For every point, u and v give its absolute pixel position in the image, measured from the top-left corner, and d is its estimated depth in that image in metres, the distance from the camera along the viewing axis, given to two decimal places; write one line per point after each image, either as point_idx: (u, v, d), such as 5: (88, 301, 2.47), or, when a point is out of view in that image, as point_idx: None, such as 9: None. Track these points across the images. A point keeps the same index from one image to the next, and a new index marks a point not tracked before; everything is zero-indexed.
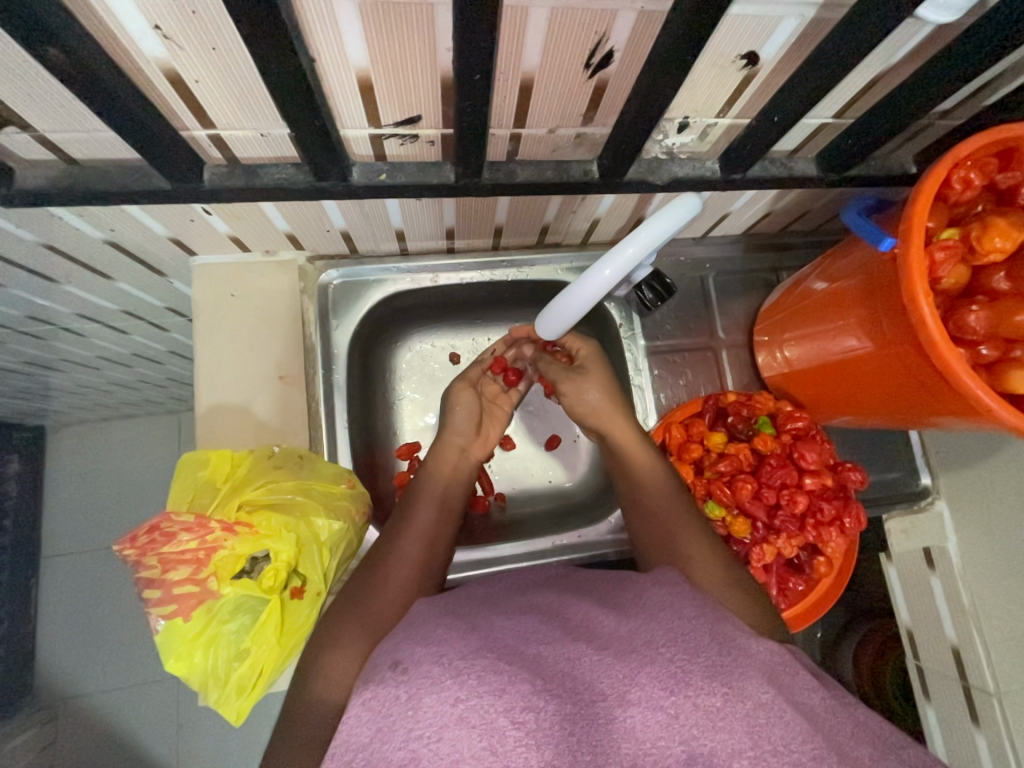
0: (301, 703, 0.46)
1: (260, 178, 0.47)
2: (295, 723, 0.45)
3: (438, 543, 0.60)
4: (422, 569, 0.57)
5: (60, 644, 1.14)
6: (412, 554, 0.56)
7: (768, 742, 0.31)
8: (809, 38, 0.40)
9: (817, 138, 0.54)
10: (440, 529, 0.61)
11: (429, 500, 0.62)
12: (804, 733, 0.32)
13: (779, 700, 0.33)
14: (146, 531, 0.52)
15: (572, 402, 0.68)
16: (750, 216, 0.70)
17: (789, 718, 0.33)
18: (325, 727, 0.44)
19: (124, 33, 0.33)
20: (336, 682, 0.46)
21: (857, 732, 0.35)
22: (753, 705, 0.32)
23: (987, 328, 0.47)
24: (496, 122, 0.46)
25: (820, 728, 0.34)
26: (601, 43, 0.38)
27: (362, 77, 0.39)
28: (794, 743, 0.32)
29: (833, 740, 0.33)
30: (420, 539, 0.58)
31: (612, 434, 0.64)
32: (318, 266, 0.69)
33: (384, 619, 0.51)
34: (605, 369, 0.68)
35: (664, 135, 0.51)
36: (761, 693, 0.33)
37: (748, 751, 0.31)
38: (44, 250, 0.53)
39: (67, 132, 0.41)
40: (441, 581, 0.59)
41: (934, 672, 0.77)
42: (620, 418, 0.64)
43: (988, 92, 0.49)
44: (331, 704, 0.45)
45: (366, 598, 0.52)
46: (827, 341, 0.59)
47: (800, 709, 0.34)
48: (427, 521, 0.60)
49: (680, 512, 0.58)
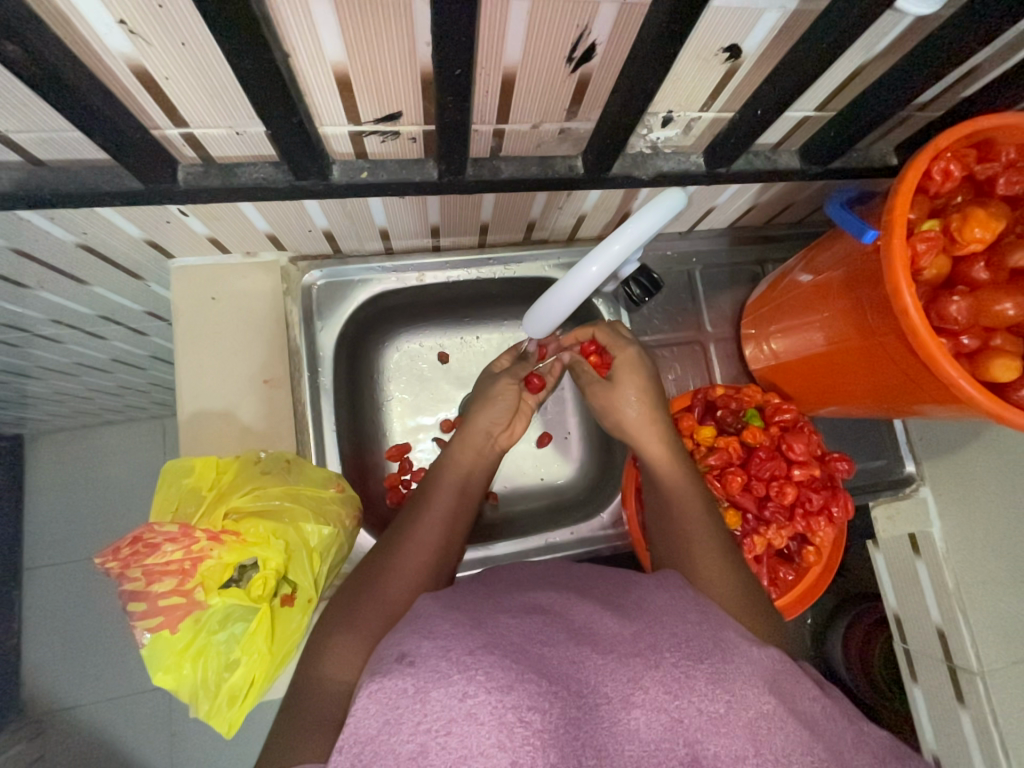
0: (305, 688, 0.45)
1: (237, 178, 0.46)
2: (292, 715, 0.43)
3: (456, 528, 0.60)
4: (437, 555, 0.56)
5: (45, 656, 1.12)
6: (427, 540, 0.56)
7: (772, 752, 0.32)
8: (794, 29, 0.40)
9: (800, 131, 0.54)
10: (460, 516, 0.61)
11: (451, 485, 0.62)
12: (805, 745, 0.32)
13: (781, 710, 0.33)
14: (128, 543, 0.51)
15: (604, 405, 0.65)
16: (736, 209, 0.70)
17: (791, 729, 0.33)
18: (335, 708, 0.42)
19: (88, 29, 0.32)
20: (346, 664, 0.45)
21: (858, 741, 0.35)
22: (755, 714, 0.32)
23: (968, 318, 0.48)
24: (479, 117, 0.45)
25: (822, 736, 0.34)
26: (583, 36, 0.38)
27: (339, 72, 0.38)
28: (795, 754, 0.32)
29: (832, 747, 0.33)
30: (440, 523, 0.58)
31: (640, 435, 0.62)
32: (300, 267, 0.67)
33: (399, 602, 0.50)
34: (655, 375, 0.65)
35: (648, 130, 0.51)
36: (763, 702, 0.33)
37: (752, 757, 0.31)
38: (14, 255, 0.52)
39: (33, 132, 0.39)
40: (452, 578, 0.57)
41: (921, 656, 0.79)
42: (659, 425, 0.62)
43: (967, 83, 0.49)
44: (334, 690, 0.44)
45: (382, 580, 0.51)
46: (812, 333, 0.60)
47: (801, 719, 0.34)
48: (448, 506, 0.60)
49: (701, 523, 0.56)
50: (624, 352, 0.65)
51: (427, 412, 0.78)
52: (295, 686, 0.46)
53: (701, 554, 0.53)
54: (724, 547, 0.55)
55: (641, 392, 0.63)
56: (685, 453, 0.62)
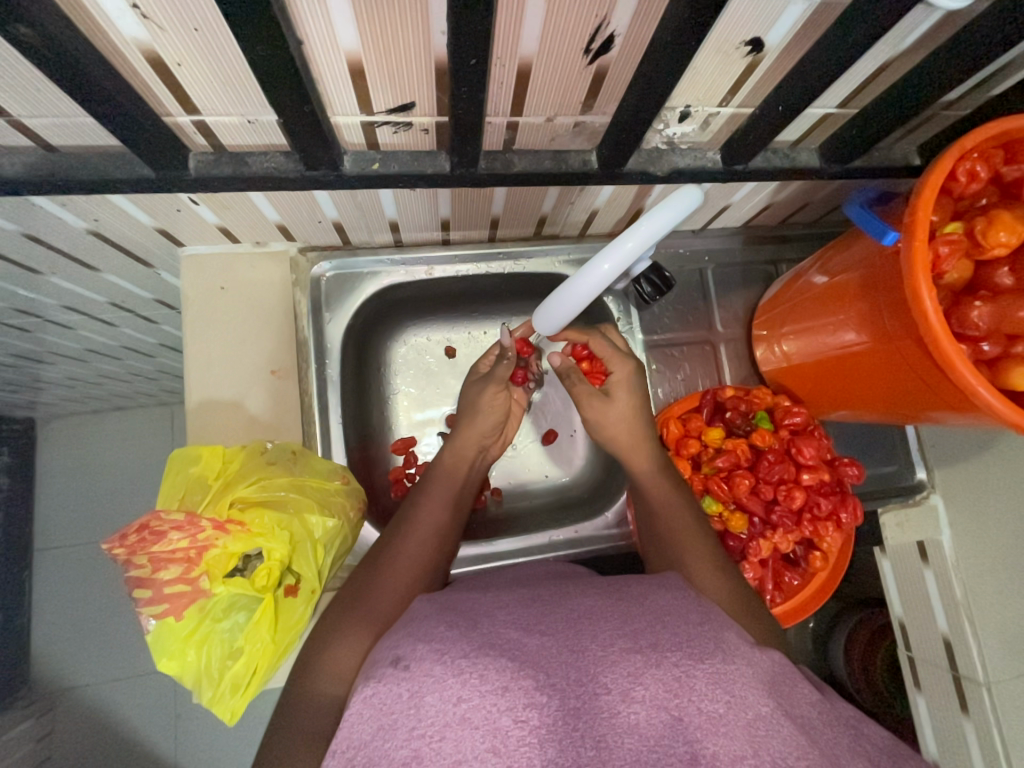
0: (305, 692, 0.45)
1: (248, 167, 0.46)
2: (291, 717, 0.44)
3: (448, 535, 0.60)
4: (431, 559, 0.56)
5: (54, 637, 1.14)
6: (418, 546, 0.56)
7: (767, 753, 0.31)
8: (817, 24, 0.39)
9: (821, 128, 0.53)
10: (452, 524, 0.61)
11: (446, 492, 0.61)
12: (802, 750, 0.31)
13: (778, 714, 0.33)
14: (136, 530, 0.51)
15: (599, 421, 0.65)
16: (750, 208, 0.69)
17: (786, 732, 0.32)
18: (325, 721, 0.43)
19: (100, 13, 0.32)
20: (339, 672, 0.45)
21: (853, 745, 0.34)
22: (753, 715, 0.32)
23: (989, 324, 0.47)
24: (492, 110, 0.44)
25: (816, 741, 0.33)
26: (601, 27, 0.37)
27: (352, 60, 0.37)
28: (792, 755, 0.31)
29: (828, 752, 0.32)
30: (431, 531, 0.58)
31: (626, 447, 0.63)
32: (310, 257, 0.67)
33: (389, 610, 0.50)
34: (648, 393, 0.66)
35: (665, 125, 0.50)
36: (761, 705, 0.32)
37: (750, 757, 0.30)
38: (27, 241, 0.52)
39: (45, 118, 0.39)
40: (444, 580, 0.58)
41: (925, 664, 0.78)
42: (644, 438, 0.64)
43: (995, 82, 0.48)
44: (326, 698, 0.44)
45: (374, 585, 0.52)
46: (826, 336, 0.59)
47: (796, 722, 0.33)
48: (443, 514, 0.60)
49: (691, 533, 0.57)
50: (621, 367, 0.65)
51: (434, 406, 0.77)
52: (300, 683, 0.46)
53: (695, 560, 0.53)
54: (715, 552, 0.56)
55: (633, 408, 0.64)
56: (671, 469, 0.64)
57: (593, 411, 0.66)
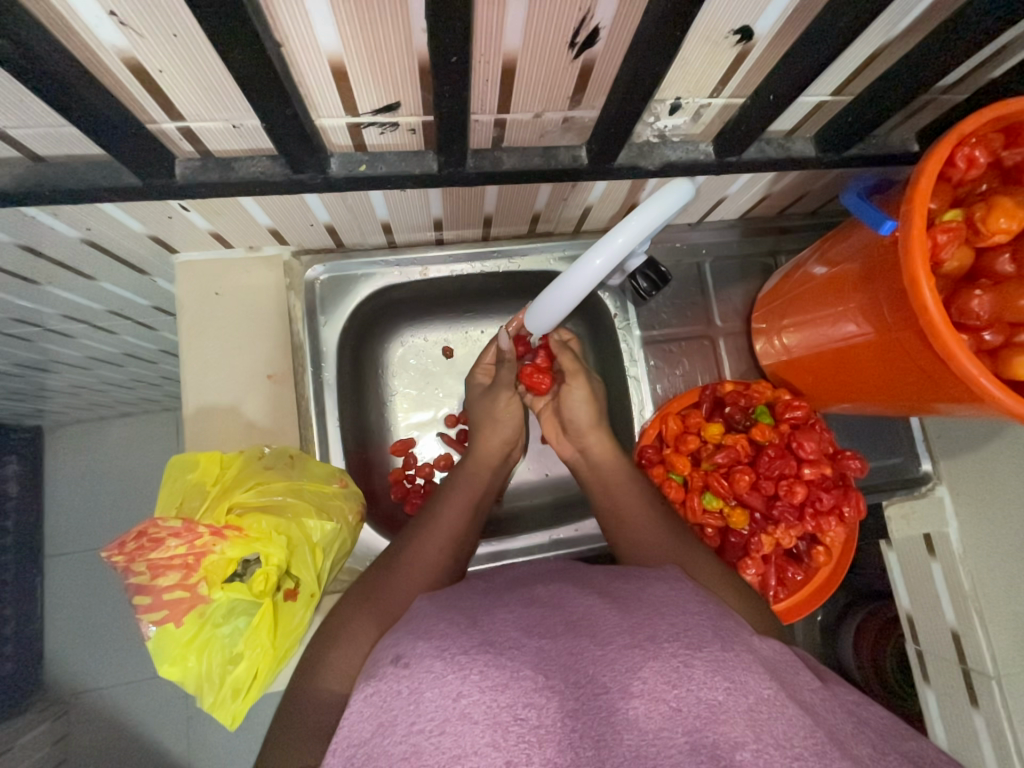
0: (307, 694, 0.46)
1: (235, 172, 0.46)
2: (286, 728, 0.44)
3: (465, 542, 0.59)
4: (450, 558, 0.56)
5: (66, 642, 1.15)
6: (427, 555, 0.55)
7: (772, 735, 0.30)
8: (806, 9, 0.38)
9: (814, 118, 0.52)
10: (471, 527, 0.61)
11: (462, 499, 0.62)
12: (808, 726, 0.31)
13: (782, 696, 0.32)
14: (134, 537, 0.52)
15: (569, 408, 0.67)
16: (747, 200, 0.68)
17: (790, 713, 0.31)
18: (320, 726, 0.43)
19: (79, 23, 0.31)
20: (342, 673, 0.46)
21: (857, 732, 0.33)
22: (755, 699, 0.31)
23: (991, 313, 0.46)
24: (479, 107, 0.44)
25: (818, 724, 0.32)
26: (585, 20, 0.36)
27: (335, 63, 0.37)
28: (798, 737, 0.30)
29: (834, 736, 0.32)
30: (448, 537, 0.57)
31: (596, 449, 0.65)
32: (304, 262, 0.67)
33: (394, 607, 0.50)
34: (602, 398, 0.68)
35: (655, 118, 0.49)
36: (762, 687, 0.32)
37: (751, 743, 0.30)
38: (22, 252, 0.52)
39: (31, 129, 0.39)
40: (460, 576, 0.57)
41: (934, 656, 0.76)
42: (602, 437, 0.65)
43: (992, 64, 0.47)
44: (328, 702, 0.44)
45: (376, 589, 0.51)
46: (827, 327, 0.58)
47: (798, 708, 0.32)
48: (459, 522, 0.59)
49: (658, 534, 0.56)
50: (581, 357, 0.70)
51: (431, 407, 0.78)
52: (298, 696, 0.46)
53: (656, 557, 0.54)
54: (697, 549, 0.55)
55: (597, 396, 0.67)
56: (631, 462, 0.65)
57: (568, 402, 0.66)
